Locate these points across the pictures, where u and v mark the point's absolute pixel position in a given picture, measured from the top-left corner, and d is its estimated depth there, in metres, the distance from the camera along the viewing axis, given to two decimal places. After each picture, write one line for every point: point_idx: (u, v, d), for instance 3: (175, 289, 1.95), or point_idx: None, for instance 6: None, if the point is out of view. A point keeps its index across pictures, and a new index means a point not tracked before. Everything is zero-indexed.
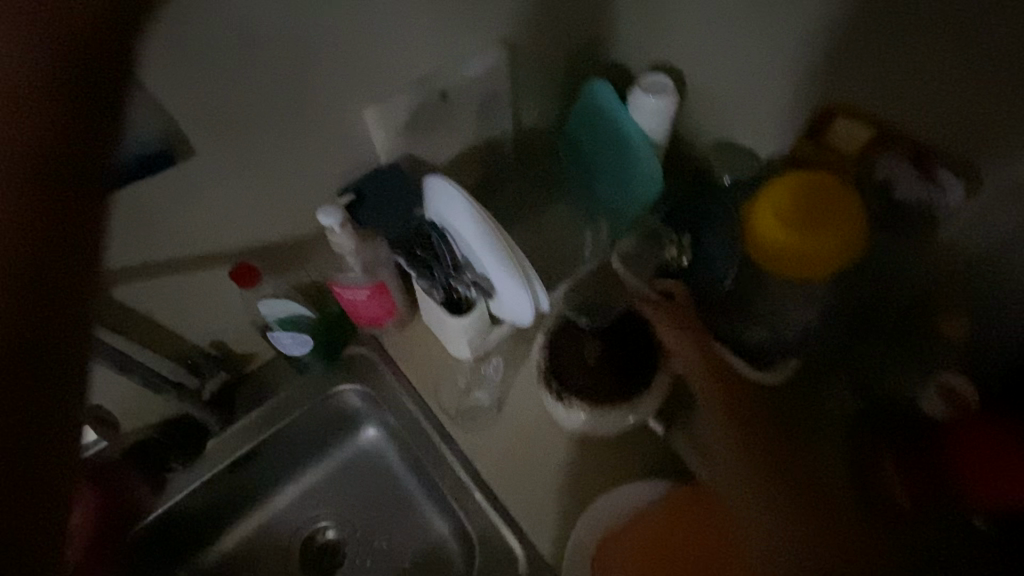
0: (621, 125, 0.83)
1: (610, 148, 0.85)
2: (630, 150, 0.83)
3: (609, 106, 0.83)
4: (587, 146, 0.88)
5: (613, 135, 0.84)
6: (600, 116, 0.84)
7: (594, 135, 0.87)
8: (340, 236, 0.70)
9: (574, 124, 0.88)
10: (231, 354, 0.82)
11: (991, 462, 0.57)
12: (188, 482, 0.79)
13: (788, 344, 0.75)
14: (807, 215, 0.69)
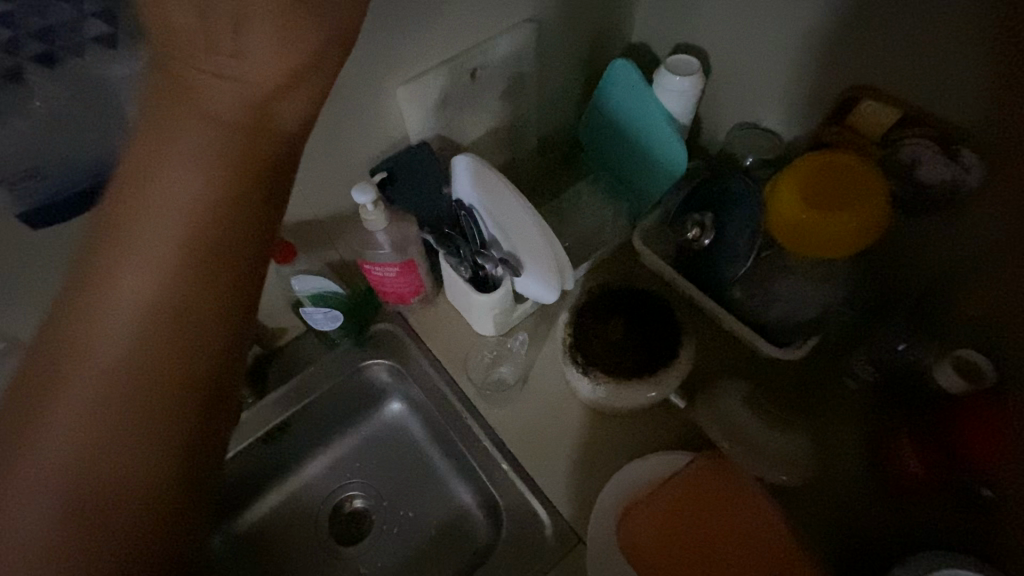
0: (645, 106, 0.83)
1: (634, 130, 0.86)
2: (654, 132, 0.84)
3: (634, 88, 0.83)
4: (611, 128, 0.89)
5: (637, 117, 0.85)
6: (624, 97, 0.85)
7: (618, 117, 0.87)
8: (372, 214, 0.72)
9: (597, 106, 0.88)
10: (263, 328, 0.84)
11: (988, 430, 0.58)
12: (223, 453, 0.82)
13: (807, 324, 0.75)
14: (830, 196, 0.71)
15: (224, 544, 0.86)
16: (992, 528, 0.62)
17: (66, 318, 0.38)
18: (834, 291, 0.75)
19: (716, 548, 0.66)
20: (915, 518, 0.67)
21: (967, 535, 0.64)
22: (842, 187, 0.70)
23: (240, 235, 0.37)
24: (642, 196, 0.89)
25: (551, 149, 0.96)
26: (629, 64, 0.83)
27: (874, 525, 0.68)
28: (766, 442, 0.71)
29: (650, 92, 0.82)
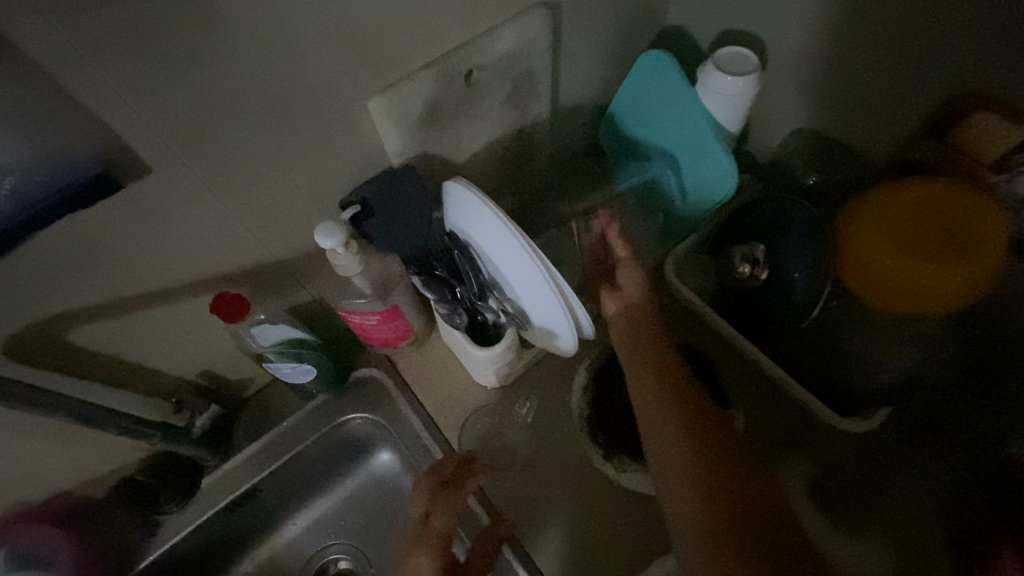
0: (686, 115, 0.68)
1: (670, 142, 0.71)
2: (696, 146, 0.68)
3: (673, 93, 0.68)
4: (644, 137, 0.73)
5: (675, 126, 0.69)
6: (661, 102, 0.69)
7: (650, 125, 0.71)
8: (343, 258, 0.57)
9: (626, 109, 0.73)
10: (223, 381, 0.71)
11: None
12: (181, 527, 0.69)
13: (882, 393, 0.61)
14: (923, 240, 0.56)
15: None
16: None
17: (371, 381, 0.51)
18: (918, 353, 0.59)
19: None
20: None
21: None
22: (929, 230, 0.56)
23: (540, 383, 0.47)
24: (676, 220, 0.73)
25: (566, 160, 0.80)
26: (668, 61, 0.66)
27: None
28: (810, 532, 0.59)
29: (693, 97, 0.66)
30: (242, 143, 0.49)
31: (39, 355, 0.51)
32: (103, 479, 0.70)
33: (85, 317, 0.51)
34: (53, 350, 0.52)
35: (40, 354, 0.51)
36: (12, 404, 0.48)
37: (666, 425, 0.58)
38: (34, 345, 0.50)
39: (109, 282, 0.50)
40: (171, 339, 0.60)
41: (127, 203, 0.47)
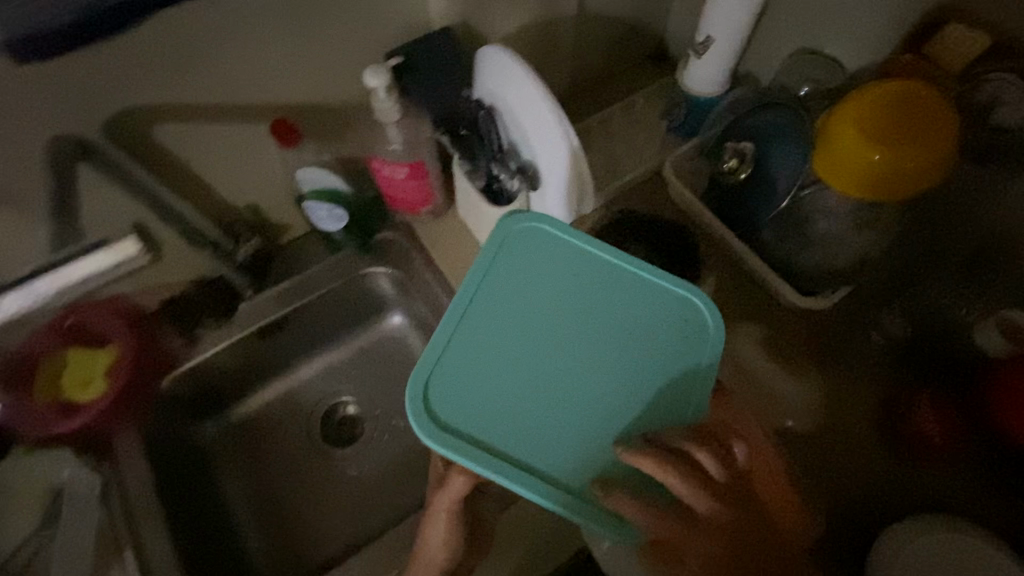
0: (560, 291, 0.61)
1: (569, 400, 0.57)
2: (583, 377, 0.58)
3: (546, 256, 0.63)
4: (529, 455, 0.55)
5: (564, 276, 0.62)
6: (503, 365, 0.58)
7: (504, 318, 0.60)
8: (383, 100, 0.66)
9: (453, 422, 0.56)
10: (266, 221, 0.80)
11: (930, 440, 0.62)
12: (217, 343, 0.79)
13: (838, 273, 0.70)
14: (893, 132, 0.62)
15: (214, 432, 0.85)
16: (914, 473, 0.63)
17: None
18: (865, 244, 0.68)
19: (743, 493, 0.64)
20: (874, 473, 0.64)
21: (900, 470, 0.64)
22: (899, 125, 0.62)
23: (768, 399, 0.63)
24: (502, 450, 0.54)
25: (587, 65, 0.88)
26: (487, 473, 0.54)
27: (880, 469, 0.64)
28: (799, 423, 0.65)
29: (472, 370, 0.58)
30: None
31: (125, 141, 0.60)
32: (153, 293, 0.78)
33: (168, 114, 0.60)
34: (135, 140, 0.61)
35: (128, 143, 0.60)
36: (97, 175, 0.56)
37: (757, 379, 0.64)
38: (124, 132, 0.60)
39: (188, 83, 0.59)
40: (231, 159, 0.69)
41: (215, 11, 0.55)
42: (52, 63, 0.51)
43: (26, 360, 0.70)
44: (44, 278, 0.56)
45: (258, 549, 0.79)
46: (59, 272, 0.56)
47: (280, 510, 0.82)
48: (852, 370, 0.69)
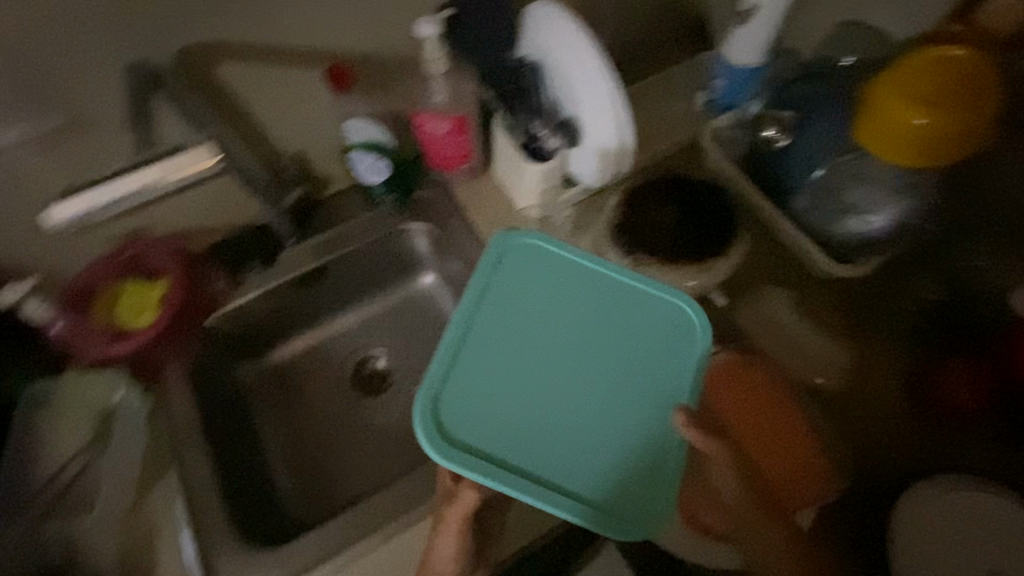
0: (552, 305, 0.66)
1: (575, 415, 0.61)
2: (579, 387, 0.62)
3: (537, 275, 0.67)
4: (540, 467, 0.59)
5: (555, 292, 0.66)
6: (505, 379, 0.62)
7: (501, 334, 0.64)
8: (433, 49, 0.67)
9: (462, 437, 0.59)
10: (312, 172, 0.83)
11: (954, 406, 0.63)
12: (256, 287, 0.81)
13: (875, 242, 0.70)
14: (938, 97, 0.62)
15: (251, 376, 0.87)
16: (949, 436, 0.64)
17: None
18: (907, 208, 0.68)
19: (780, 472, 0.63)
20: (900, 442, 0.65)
21: (933, 434, 0.65)
22: (944, 91, 0.63)
23: (772, 402, 0.65)
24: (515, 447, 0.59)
25: (628, 35, 0.90)
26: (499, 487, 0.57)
27: (912, 431, 0.65)
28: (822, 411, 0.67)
29: (483, 385, 0.61)
30: None
31: (192, 73, 0.63)
32: (202, 235, 0.82)
33: (236, 50, 0.63)
34: (199, 75, 0.64)
35: (195, 76, 0.64)
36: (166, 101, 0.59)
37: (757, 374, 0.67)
38: (192, 65, 0.63)
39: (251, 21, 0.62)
40: (287, 102, 0.72)
41: None
42: None
43: (87, 285, 0.74)
44: (132, 176, 0.46)
45: (287, 487, 0.81)
46: (149, 170, 0.46)
47: (310, 452, 0.84)
48: (880, 343, 0.69)
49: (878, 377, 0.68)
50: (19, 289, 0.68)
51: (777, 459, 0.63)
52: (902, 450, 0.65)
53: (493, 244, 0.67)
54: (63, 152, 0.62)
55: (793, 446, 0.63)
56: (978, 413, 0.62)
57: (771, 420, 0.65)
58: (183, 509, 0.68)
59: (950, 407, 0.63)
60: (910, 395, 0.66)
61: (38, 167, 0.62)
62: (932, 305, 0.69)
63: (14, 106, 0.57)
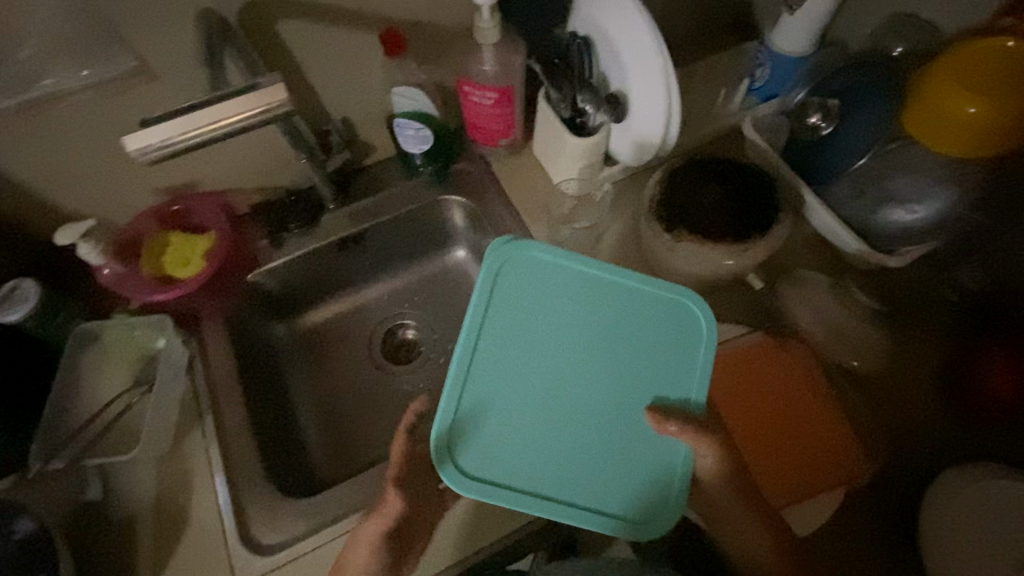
0: (553, 318, 0.61)
1: (592, 431, 0.59)
2: (590, 403, 0.60)
3: (536, 287, 0.61)
4: (561, 484, 0.58)
5: (559, 302, 0.62)
6: (515, 403, 0.59)
7: (507, 354, 0.60)
8: (486, 18, 0.68)
9: (482, 473, 0.57)
10: (356, 138, 0.85)
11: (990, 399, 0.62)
12: (298, 248, 0.83)
13: (917, 233, 0.70)
14: (994, 84, 0.61)
15: (284, 337, 0.89)
16: (983, 427, 0.64)
17: None
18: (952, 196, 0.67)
19: (806, 454, 0.64)
20: (931, 429, 0.67)
21: (966, 422, 0.65)
22: (1000, 78, 0.62)
23: (800, 391, 0.66)
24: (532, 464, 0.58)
25: (673, 20, 0.90)
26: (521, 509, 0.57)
27: (943, 418, 0.67)
28: (852, 395, 0.68)
29: (494, 410, 0.59)
30: None
31: (254, 29, 0.66)
32: (246, 194, 0.84)
33: (296, 9, 0.65)
34: (258, 32, 0.66)
35: (256, 31, 0.66)
36: (231, 51, 0.61)
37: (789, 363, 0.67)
38: (254, 21, 0.65)
39: None
40: (339, 65, 0.74)
41: None
42: None
43: (136, 232, 0.76)
44: (203, 111, 0.49)
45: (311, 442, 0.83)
46: (219, 107, 0.49)
47: (339, 413, 0.86)
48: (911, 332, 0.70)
49: (909, 368, 0.69)
50: (71, 232, 0.69)
51: (804, 441, 0.64)
52: (933, 437, 0.66)
53: (489, 257, 0.61)
54: (128, 98, 0.65)
55: (819, 430, 0.65)
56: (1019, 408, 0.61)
57: (800, 402, 0.66)
58: (216, 453, 0.70)
59: (987, 399, 0.63)
60: (943, 388, 0.67)
61: (104, 110, 0.65)
62: (973, 296, 0.69)
63: (89, 48, 0.60)
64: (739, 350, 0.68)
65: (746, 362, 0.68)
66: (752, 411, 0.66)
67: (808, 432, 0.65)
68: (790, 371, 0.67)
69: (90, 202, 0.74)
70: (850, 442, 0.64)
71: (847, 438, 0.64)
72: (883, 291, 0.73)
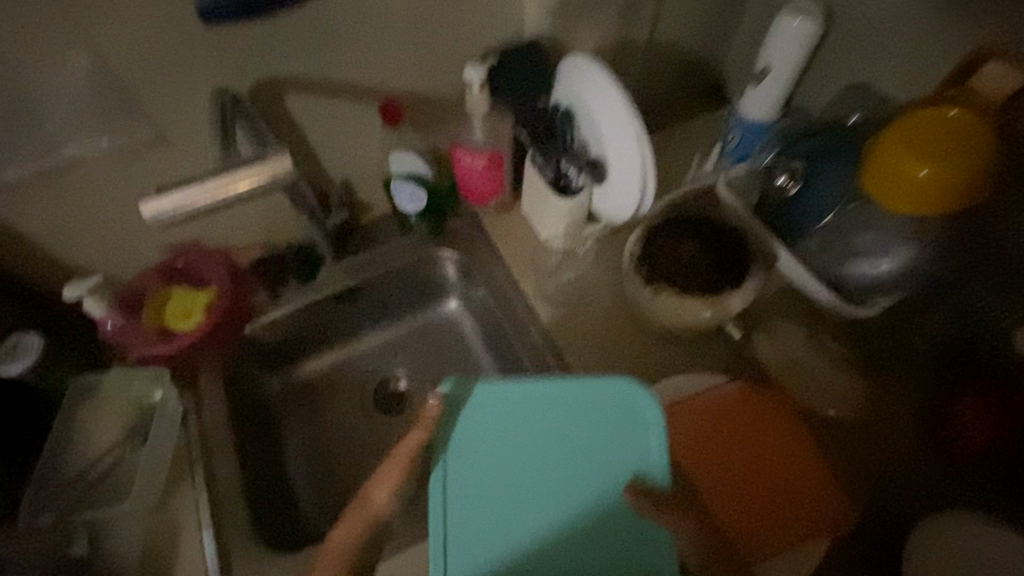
0: (510, 432, 0.62)
1: (570, 536, 0.57)
2: (562, 507, 0.58)
3: (489, 399, 0.63)
4: None
5: (513, 412, 0.62)
6: (494, 509, 0.59)
7: (471, 470, 0.60)
8: (475, 95, 0.75)
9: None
10: (354, 198, 0.90)
11: (964, 443, 0.64)
12: (296, 300, 0.86)
13: (880, 284, 0.75)
14: (939, 152, 0.66)
15: (279, 389, 0.91)
16: (966, 470, 0.65)
17: (555, 328, 0.82)
18: (908, 252, 0.73)
19: (788, 502, 0.65)
20: (915, 474, 0.68)
21: (945, 467, 0.67)
22: (945, 147, 0.66)
23: (783, 444, 0.67)
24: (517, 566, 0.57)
25: (650, 92, 0.98)
26: None
27: (927, 464, 0.68)
28: (833, 443, 0.70)
29: (467, 534, 0.58)
30: None
31: (262, 103, 0.72)
32: (248, 250, 0.88)
33: (301, 86, 0.72)
34: (266, 106, 0.72)
35: (264, 106, 0.72)
36: (241, 124, 0.66)
37: (770, 411, 0.69)
38: (263, 96, 0.71)
39: (322, 62, 0.71)
40: (339, 133, 0.80)
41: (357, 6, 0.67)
42: (228, 30, 0.63)
43: (140, 288, 0.80)
44: (211, 179, 0.53)
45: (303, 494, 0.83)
46: (226, 176, 0.53)
47: (330, 467, 0.86)
48: (888, 380, 0.73)
49: (887, 416, 0.71)
50: (79, 287, 0.72)
51: (786, 489, 0.65)
52: (918, 484, 0.68)
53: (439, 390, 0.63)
54: (143, 165, 0.70)
55: (800, 478, 0.66)
56: (995, 453, 0.63)
57: (779, 450, 0.67)
58: (205, 507, 0.70)
59: (965, 443, 0.64)
60: (922, 433, 0.69)
61: (119, 176, 0.70)
62: (941, 342, 0.73)
63: (112, 123, 0.66)
64: (718, 398, 0.70)
65: (727, 408, 0.69)
66: (734, 459, 0.67)
67: (789, 481, 0.66)
68: (771, 421, 0.69)
69: (101, 258, 0.78)
70: (832, 493, 0.65)
71: (828, 488, 0.65)
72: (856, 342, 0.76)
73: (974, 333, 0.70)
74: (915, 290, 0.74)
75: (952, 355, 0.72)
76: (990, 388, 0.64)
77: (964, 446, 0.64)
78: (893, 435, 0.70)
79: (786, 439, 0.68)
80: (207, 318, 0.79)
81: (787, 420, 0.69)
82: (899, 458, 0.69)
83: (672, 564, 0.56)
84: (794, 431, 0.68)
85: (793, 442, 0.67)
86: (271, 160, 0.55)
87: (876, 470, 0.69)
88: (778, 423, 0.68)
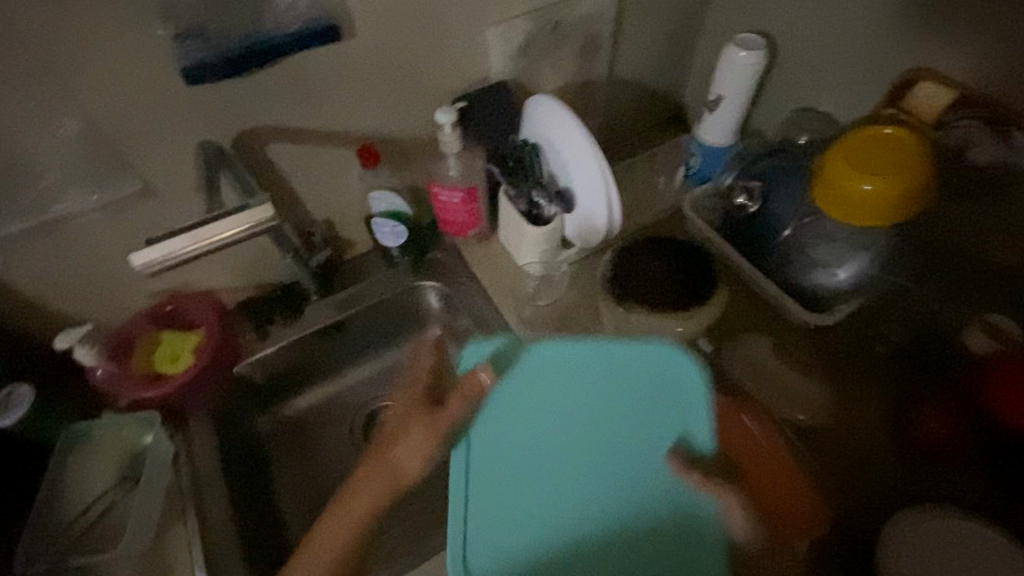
0: (563, 398, 0.69)
1: (614, 496, 0.64)
2: (609, 463, 0.65)
3: (552, 364, 0.71)
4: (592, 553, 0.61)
5: (563, 377, 0.70)
6: (537, 470, 0.66)
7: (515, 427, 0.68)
8: (450, 134, 0.80)
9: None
10: (337, 236, 0.93)
11: (931, 442, 0.68)
12: (283, 338, 0.88)
13: (841, 293, 0.77)
14: (881, 167, 0.71)
15: (268, 427, 0.92)
16: (933, 469, 0.69)
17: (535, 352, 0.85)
18: (862, 263, 0.77)
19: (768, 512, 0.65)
20: (886, 476, 0.71)
21: (913, 467, 0.70)
22: (887, 162, 0.72)
23: (759, 455, 0.68)
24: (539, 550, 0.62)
25: (615, 122, 1.04)
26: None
27: (897, 464, 0.71)
28: (806, 449, 0.72)
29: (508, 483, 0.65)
30: (407, 40, 0.75)
31: (245, 152, 0.75)
32: (235, 292, 0.90)
33: (282, 135, 0.76)
34: (249, 155, 0.76)
35: (247, 155, 0.76)
36: (224, 173, 0.70)
37: (745, 421, 0.70)
38: (246, 146, 0.75)
39: (301, 111, 0.75)
40: (320, 176, 0.84)
41: (332, 59, 0.72)
42: (212, 87, 0.67)
43: (128, 334, 0.82)
44: (196, 229, 0.56)
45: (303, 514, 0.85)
46: (211, 226, 0.57)
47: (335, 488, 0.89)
48: (855, 385, 0.76)
49: (857, 420, 0.74)
50: (70, 336, 0.75)
51: (765, 499, 0.66)
52: (889, 485, 0.70)
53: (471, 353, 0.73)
54: (132, 216, 0.73)
55: (777, 487, 0.67)
56: (958, 450, 0.67)
57: (755, 460, 0.68)
58: (198, 549, 0.71)
59: (930, 441, 0.68)
60: (890, 435, 0.72)
61: (109, 227, 0.73)
62: (901, 347, 0.76)
63: (101, 178, 0.69)
64: None
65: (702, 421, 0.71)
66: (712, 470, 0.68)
67: (766, 490, 0.67)
68: (747, 432, 0.69)
69: (92, 308, 0.80)
70: (808, 498, 0.67)
71: (803, 494, 0.67)
72: (866, 319, 0.78)
73: (929, 335, 0.75)
74: (875, 297, 0.77)
75: (910, 356, 0.76)
76: (951, 390, 0.69)
77: (928, 444, 0.68)
78: (863, 439, 0.73)
79: (763, 448, 0.68)
80: (195, 359, 0.81)
81: (763, 430, 0.69)
82: (870, 461, 0.72)
83: (716, 530, 0.61)
84: (769, 441, 0.69)
85: (769, 452, 0.68)
86: (254, 208, 0.59)
87: (848, 472, 0.71)
88: (753, 435, 0.69)
